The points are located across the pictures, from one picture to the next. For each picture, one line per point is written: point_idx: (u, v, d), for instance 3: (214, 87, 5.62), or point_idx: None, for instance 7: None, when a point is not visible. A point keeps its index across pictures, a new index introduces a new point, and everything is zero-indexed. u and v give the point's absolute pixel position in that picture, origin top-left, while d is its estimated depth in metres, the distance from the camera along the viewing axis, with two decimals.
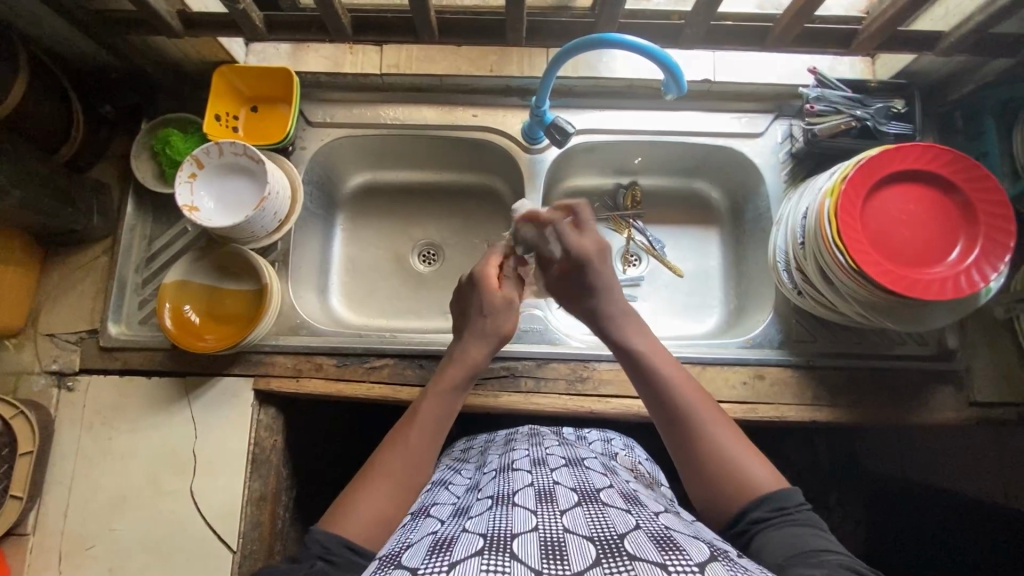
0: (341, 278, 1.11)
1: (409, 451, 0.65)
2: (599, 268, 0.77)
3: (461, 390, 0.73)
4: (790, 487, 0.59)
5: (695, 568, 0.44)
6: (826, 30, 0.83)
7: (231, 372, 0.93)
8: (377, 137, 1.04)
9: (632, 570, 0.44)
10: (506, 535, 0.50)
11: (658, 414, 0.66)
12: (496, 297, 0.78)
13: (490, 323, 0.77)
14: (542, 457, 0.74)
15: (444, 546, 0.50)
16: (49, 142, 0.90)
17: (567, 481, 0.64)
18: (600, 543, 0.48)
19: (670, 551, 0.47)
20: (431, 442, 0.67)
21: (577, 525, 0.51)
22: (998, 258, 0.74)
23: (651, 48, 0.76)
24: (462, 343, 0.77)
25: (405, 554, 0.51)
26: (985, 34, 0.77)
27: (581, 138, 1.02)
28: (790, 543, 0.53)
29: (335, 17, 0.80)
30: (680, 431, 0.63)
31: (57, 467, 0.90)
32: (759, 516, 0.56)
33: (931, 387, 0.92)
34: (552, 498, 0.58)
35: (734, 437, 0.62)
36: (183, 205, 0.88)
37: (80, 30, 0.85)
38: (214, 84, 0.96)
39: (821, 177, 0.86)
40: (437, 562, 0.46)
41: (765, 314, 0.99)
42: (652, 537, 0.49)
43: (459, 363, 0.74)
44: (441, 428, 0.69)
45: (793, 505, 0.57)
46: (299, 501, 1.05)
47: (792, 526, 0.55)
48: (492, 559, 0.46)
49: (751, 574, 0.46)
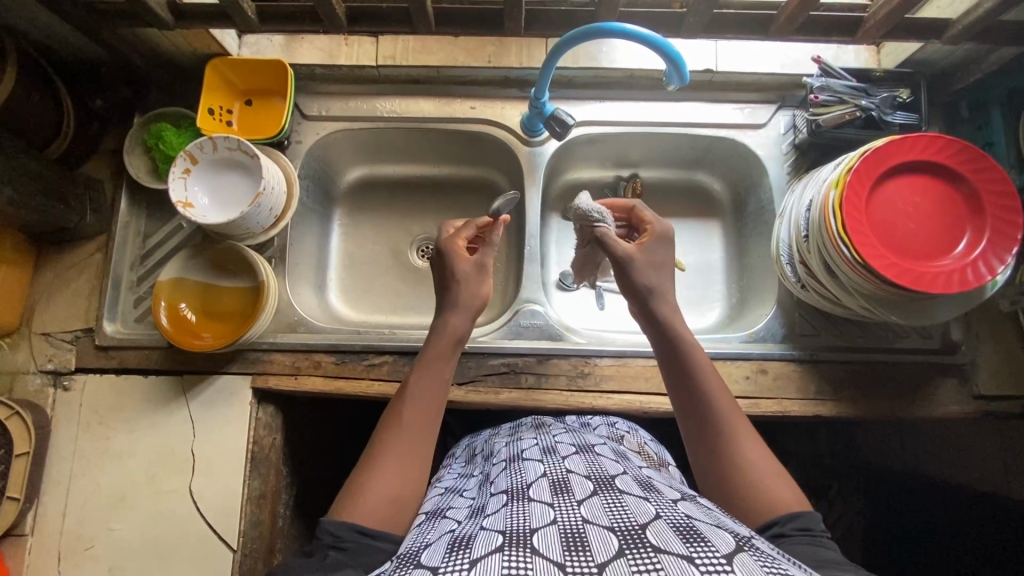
0: (339, 273, 1.09)
1: (405, 432, 0.66)
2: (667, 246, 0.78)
3: (450, 356, 0.74)
4: (813, 512, 0.57)
5: (723, 559, 0.43)
6: (832, 17, 0.81)
7: (229, 371, 0.92)
8: (372, 130, 1.03)
9: (658, 563, 0.43)
10: (525, 531, 0.49)
11: (680, 405, 0.67)
12: (466, 264, 0.79)
13: (467, 291, 0.77)
14: (552, 446, 0.74)
15: (463, 544, 0.49)
16: (39, 138, 0.89)
17: (580, 469, 0.64)
18: (621, 534, 0.47)
19: (694, 541, 0.46)
20: (424, 419, 0.68)
21: (596, 516, 0.50)
22: (1005, 251, 0.73)
23: (652, 36, 0.73)
24: (444, 315, 0.76)
25: (424, 554, 0.50)
26: (995, 21, 0.75)
27: (581, 130, 1.01)
28: (817, 557, 0.52)
29: (328, 8, 0.78)
30: (697, 422, 0.65)
31: (55, 467, 0.89)
32: (784, 531, 0.55)
33: (935, 380, 0.91)
34: (567, 489, 0.58)
35: (748, 436, 0.63)
36: (178, 200, 0.86)
37: (70, 24, 0.82)
38: (207, 79, 0.95)
39: (826, 167, 0.85)
40: (458, 560, 0.46)
41: (766, 309, 0.98)
42: (674, 527, 0.48)
43: (442, 334, 0.74)
44: (433, 405, 0.69)
45: (816, 526, 0.56)
46: (300, 497, 1.04)
47: (817, 545, 0.54)
48: (514, 555, 0.45)
49: (778, 560, 0.45)
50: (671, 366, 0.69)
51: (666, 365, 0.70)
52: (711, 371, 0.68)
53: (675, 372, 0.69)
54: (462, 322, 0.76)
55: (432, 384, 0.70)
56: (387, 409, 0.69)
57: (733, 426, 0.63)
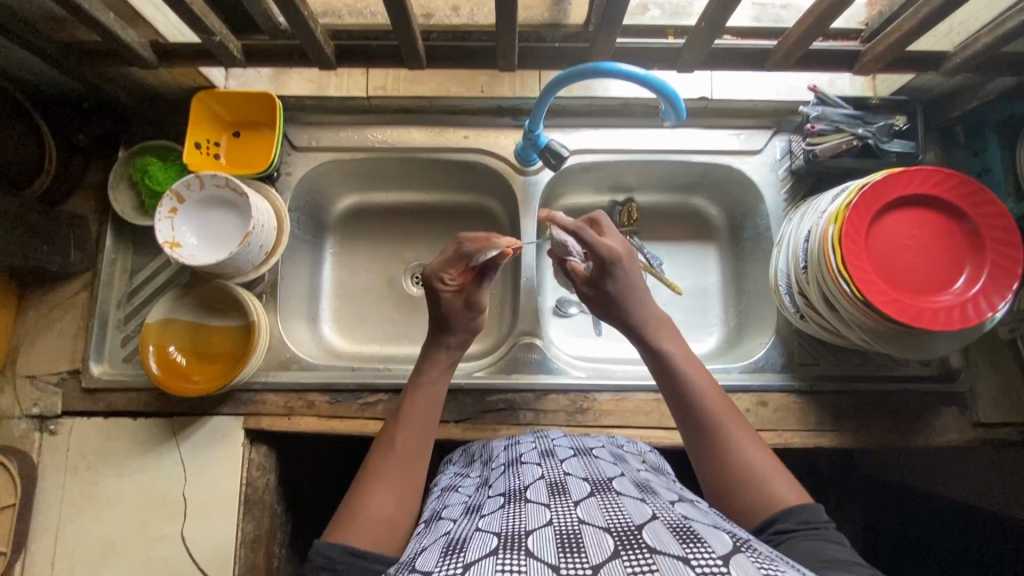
0: (332, 304, 1.07)
1: (400, 453, 0.66)
2: (624, 269, 0.76)
3: (441, 378, 0.76)
4: (815, 504, 0.57)
5: (719, 560, 0.42)
6: (828, 51, 0.81)
7: (221, 412, 0.90)
8: (363, 160, 1.01)
9: (653, 564, 0.41)
10: (520, 533, 0.48)
11: (682, 420, 0.67)
12: (455, 301, 0.77)
13: (462, 322, 0.77)
14: (551, 449, 0.72)
15: (458, 547, 0.48)
16: (18, 177, 0.86)
17: (578, 472, 0.62)
18: (617, 535, 0.46)
19: (691, 543, 0.44)
20: (418, 443, 0.68)
21: (593, 517, 0.49)
22: (1005, 287, 0.73)
23: (647, 76, 0.72)
24: (434, 345, 0.77)
25: (420, 558, 0.49)
26: (994, 53, 0.74)
27: (575, 159, 1.00)
28: (820, 555, 0.51)
29: (316, 46, 0.76)
30: (701, 434, 0.64)
31: (42, 515, 0.86)
32: (786, 527, 0.55)
33: (936, 408, 0.91)
34: (564, 491, 0.57)
35: (757, 447, 0.62)
36: (164, 242, 0.85)
37: (50, 63, 0.80)
38: (193, 112, 0.92)
39: (824, 198, 0.84)
40: (451, 564, 0.44)
41: (764, 338, 0.97)
42: (670, 528, 0.47)
43: (431, 363, 0.76)
44: (427, 429, 0.70)
45: (820, 520, 0.55)
46: (294, 534, 1.02)
47: (819, 539, 0.53)
48: (508, 558, 0.43)
49: (775, 562, 0.44)
50: (670, 381, 0.70)
51: (665, 382, 0.70)
52: (705, 375, 0.69)
53: (665, 376, 0.71)
54: (455, 351, 0.78)
55: (424, 407, 0.71)
56: (381, 433, 0.69)
57: (724, 420, 0.64)
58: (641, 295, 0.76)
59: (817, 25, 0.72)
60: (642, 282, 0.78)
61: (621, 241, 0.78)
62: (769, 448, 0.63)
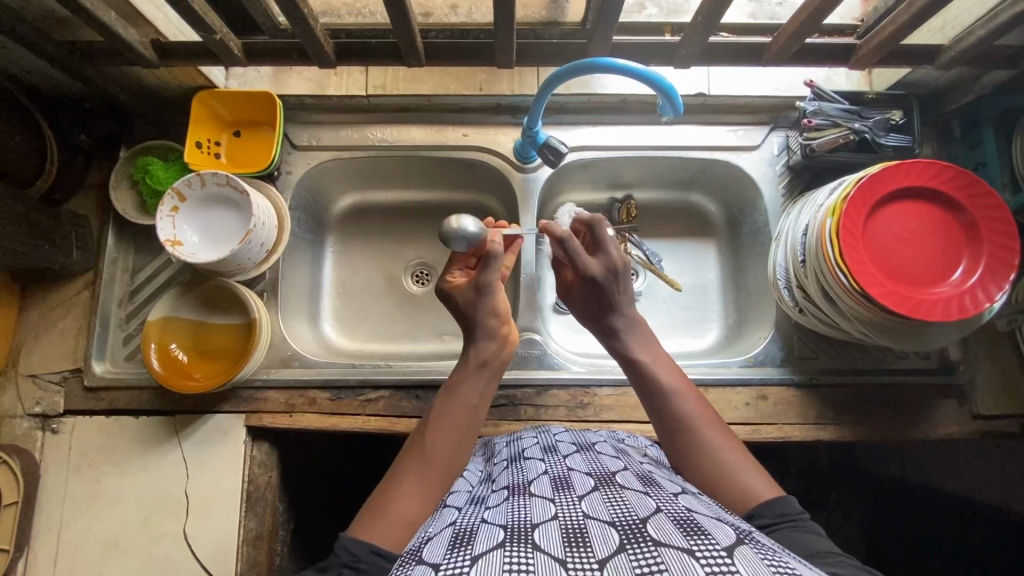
0: (333, 302, 1.08)
1: (432, 458, 0.65)
2: (610, 290, 0.74)
3: (481, 383, 0.73)
4: (787, 496, 0.58)
5: (724, 552, 0.42)
6: (823, 47, 0.82)
7: (222, 410, 0.90)
8: (362, 159, 1.01)
9: (659, 557, 0.42)
10: (526, 527, 0.48)
11: (658, 424, 0.67)
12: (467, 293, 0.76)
13: (484, 307, 0.75)
14: (553, 445, 0.72)
15: (465, 540, 0.48)
16: (20, 177, 0.87)
17: (582, 466, 0.63)
18: (622, 529, 0.46)
19: (695, 535, 0.45)
20: (453, 451, 0.66)
21: (597, 511, 0.50)
22: (1002, 278, 0.73)
23: (645, 71, 0.73)
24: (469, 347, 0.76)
25: (426, 550, 0.49)
26: (987, 47, 0.75)
27: (574, 156, 1.00)
28: (801, 548, 0.52)
29: (316, 44, 0.77)
30: (675, 438, 0.65)
31: (45, 514, 0.87)
32: (766, 522, 0.55)
33: (935, 401, 0.91)
34: (568, 485, 0.57)
35: (730, 445, 0.63)
36: (166, 239, 0.85)
37: (52, 63, 0.81)
38: (194, 112, 0.93)
39: (821, 192, 0.84)
40: (459, 556, 0.45)
41: (764, 333, 0.97)
42: (675, 521, 0.47)
43: (469, 364, 0.74)
44: (462, 438, 0.68)
45: (796, 511, 0.56)
46: (296, 531, 1.02)
47: (797, 531, 0.54)
48: (515, 551, 0.44)
49: (779, 554, 0.44)
50: (643, 385, 0.70)
51: (639, 387, 0.70)
52: (678, 375, 0.70)
53: (639, 382, 0.71)
54: (484, 344, 0.75)
55: (461, 412, 0.70)
56: (415, 435, 0.68)
57: (698, 421, 0.65)
58: (623, 308, 0.75)
59: (812, 20, 0.73)
60: (631, 298, 0.76)
61: (613, 259, 0.75)
62: (743, 444, 0.64)
